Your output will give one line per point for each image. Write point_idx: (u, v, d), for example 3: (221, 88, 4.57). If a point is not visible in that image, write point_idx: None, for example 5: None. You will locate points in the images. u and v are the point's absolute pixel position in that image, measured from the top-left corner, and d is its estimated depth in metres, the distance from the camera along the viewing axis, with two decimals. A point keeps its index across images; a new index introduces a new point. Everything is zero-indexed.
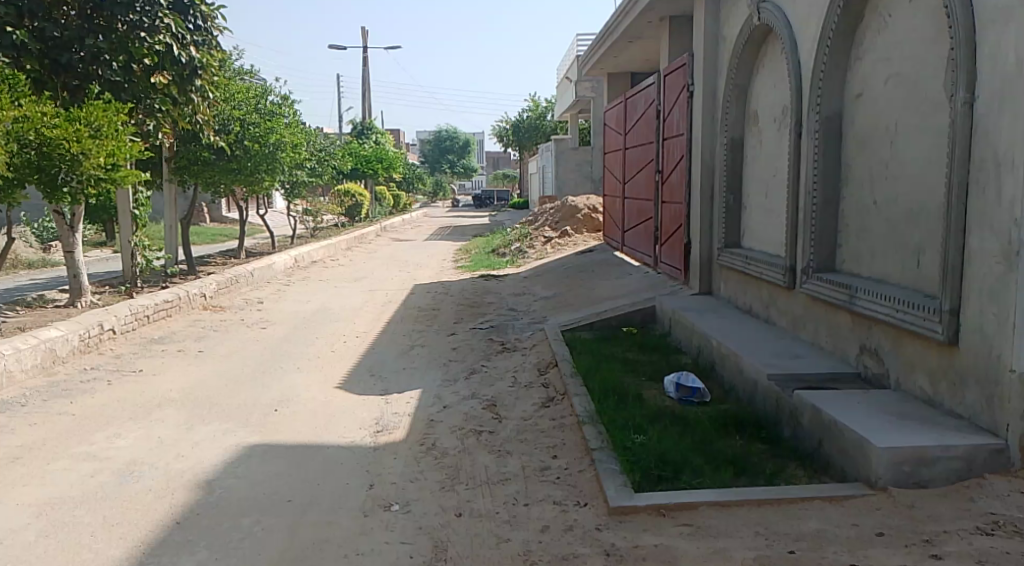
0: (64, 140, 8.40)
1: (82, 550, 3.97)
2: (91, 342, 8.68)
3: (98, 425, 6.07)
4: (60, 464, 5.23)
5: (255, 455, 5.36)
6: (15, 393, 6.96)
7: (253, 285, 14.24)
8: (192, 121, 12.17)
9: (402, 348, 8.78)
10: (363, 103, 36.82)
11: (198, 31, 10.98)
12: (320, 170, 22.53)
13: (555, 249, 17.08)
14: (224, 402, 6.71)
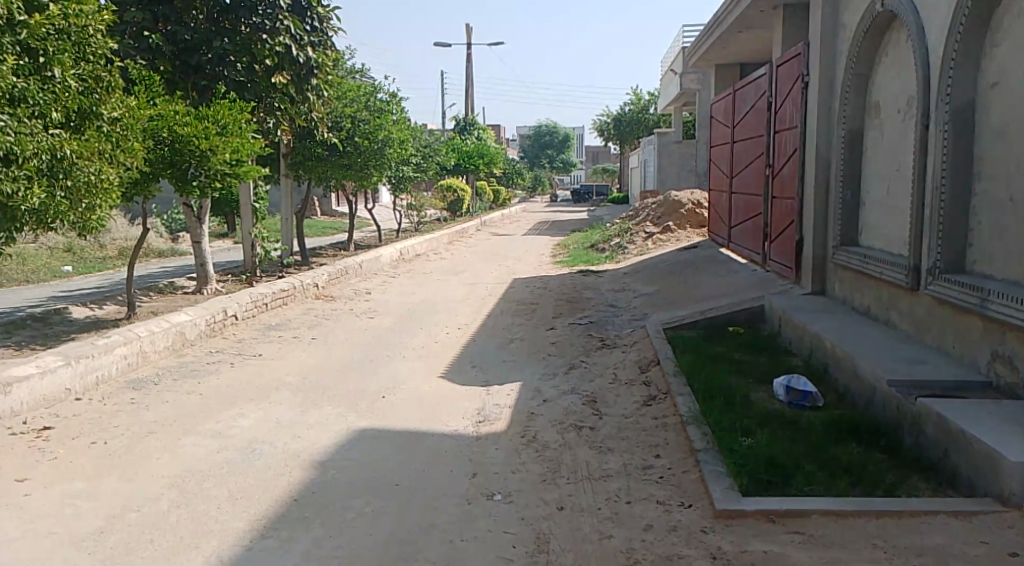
0: (194, 138, 8.94)
1: (209, 520, 4.22)
2: (216, 327, 9.21)
3: (223, 404, 6.44)
4: (189, 439, 5.57)
5: (364, 439, 5.55)
6: (150, 372, 7.47)
7: (361, 277, 14.72)
8: (308, 119, 12.67)
9: (505, 340, 8.87)
10: (466, 100, 37.40)
11: (315, 32, 11.43)
12: (426, 165, 23.01)
13: (657, 244, 16.82)
14: (334, 387, 6.97)
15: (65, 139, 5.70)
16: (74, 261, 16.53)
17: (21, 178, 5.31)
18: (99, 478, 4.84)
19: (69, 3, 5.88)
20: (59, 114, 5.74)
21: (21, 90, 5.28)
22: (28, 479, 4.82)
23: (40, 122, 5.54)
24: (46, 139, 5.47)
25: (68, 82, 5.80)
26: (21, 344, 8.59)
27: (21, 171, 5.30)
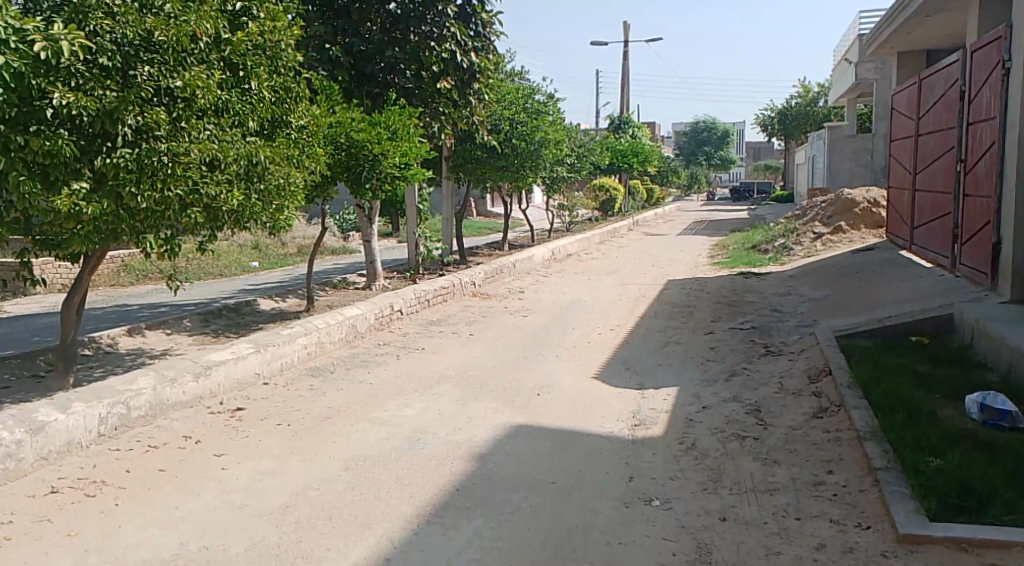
0: (368, 142, 9.50)
1: (381, 503, 4.45)
2: (383, 321, 9.70)
3: (390, 395, 6.77)
4: (361, 426, 5.91)
5: (522, 435, 5.64)
6: (326, 361, 7.98)
7: (516, 276, 14.99)
8: (470, 123, 13.05)
9: (662, 343, 8.72)
10: (621, 99, 37.09)
11: (479, 37, 11.71)
12: (580, 165, 23.05)
13: (827, 246, 15.92)
14: (492, 383, 7.14)
15: (260, 146, 6.20)
16: (259, 257, 17.98)
17: (223, 182, 5.80)
18: (284, 457, 5.23)
19: (265, 21, 6.48)
20: (255, 123, 6.28)
21: (223, 100, 5.89)
22: (224, 454, 5.29)
23: (239, 130, 6.08)
24: (244, 146, 5.98)
25: (263, 93, 6.34)
26: (216, 332, 9.46)
27: (224, 176, 5.79)
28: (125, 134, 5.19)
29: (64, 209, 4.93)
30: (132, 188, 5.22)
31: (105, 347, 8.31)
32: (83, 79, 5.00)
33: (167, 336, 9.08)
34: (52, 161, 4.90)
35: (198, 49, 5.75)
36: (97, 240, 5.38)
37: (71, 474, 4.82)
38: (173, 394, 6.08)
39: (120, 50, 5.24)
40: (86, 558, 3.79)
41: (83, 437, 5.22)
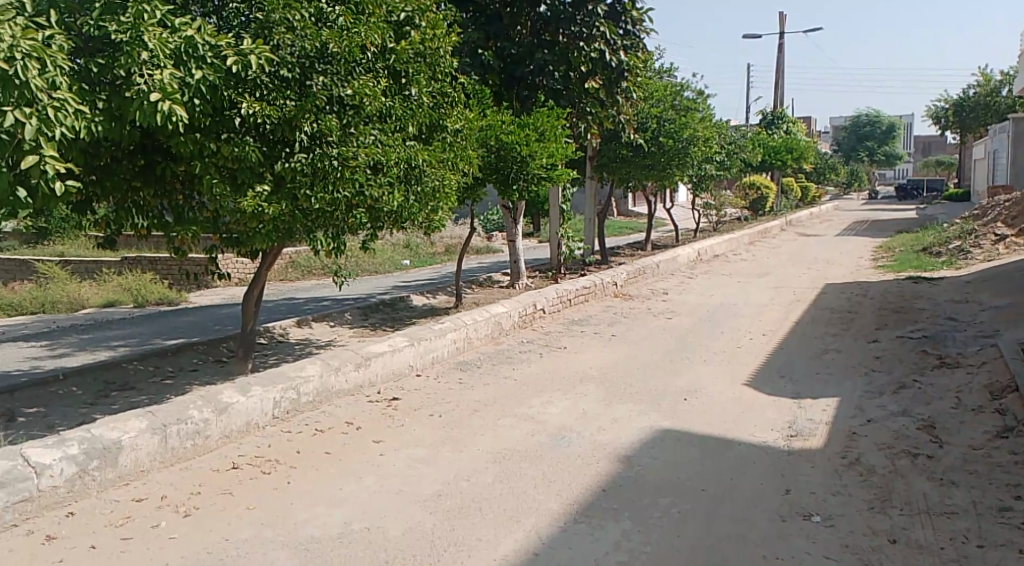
0: (517, 144, 9.67)
1: (529, 498, 4.53)
2: (527, 319, 9.84)
3: (536, 392, 6.87)
4: (507, 421, 6.03)
5: (670, 440, 5.55)
6: (473, 356, 8.22)
7: (659, 277, 14.78)
8: (617, 122, 12.99)
9: (819, 350, 8.31)
10: (776, 93, 35.54)
11: (628, 35, 11.65)
12: (729, 163, 22.32)
13: (1009, 249, 14.58)
14: (637, 385, 7.08)
15: (418, 149, 6.47)
16: (410, 255, 18.74)
17: (385, 184, 6.07)
18: (437, 447, 5.42)
19: (426, 29, 6.75)
20: (415, 128, 6.55)
21: (388, 107, 6.19)
22: (382, 441, 5.57)
23: (400, 135, 6.35)
24: (404, 149, 6.27)
25: (422, 98, 6.61)
26: (373, 325, 9.96)
27: (385, 178, 6.07)
28: (301, 140, 5.61)
29: (248, 209, 5.41)
30: (307, 191, 5.62)
31: (276, 336, 8.96)
32: (267, 90, 5.42)
33: (329, 328, 9.66)
34: (239, 166, 5.37)
35: (367, 59, 6.09)
36: (275, 239, 5.83)
37: (249, 452, 5.24)
38: (336, 382, 6.46)
39: (300, 63, 5.62)
40: (262, 530, 4.11)
41: (259, 418, 5.66)
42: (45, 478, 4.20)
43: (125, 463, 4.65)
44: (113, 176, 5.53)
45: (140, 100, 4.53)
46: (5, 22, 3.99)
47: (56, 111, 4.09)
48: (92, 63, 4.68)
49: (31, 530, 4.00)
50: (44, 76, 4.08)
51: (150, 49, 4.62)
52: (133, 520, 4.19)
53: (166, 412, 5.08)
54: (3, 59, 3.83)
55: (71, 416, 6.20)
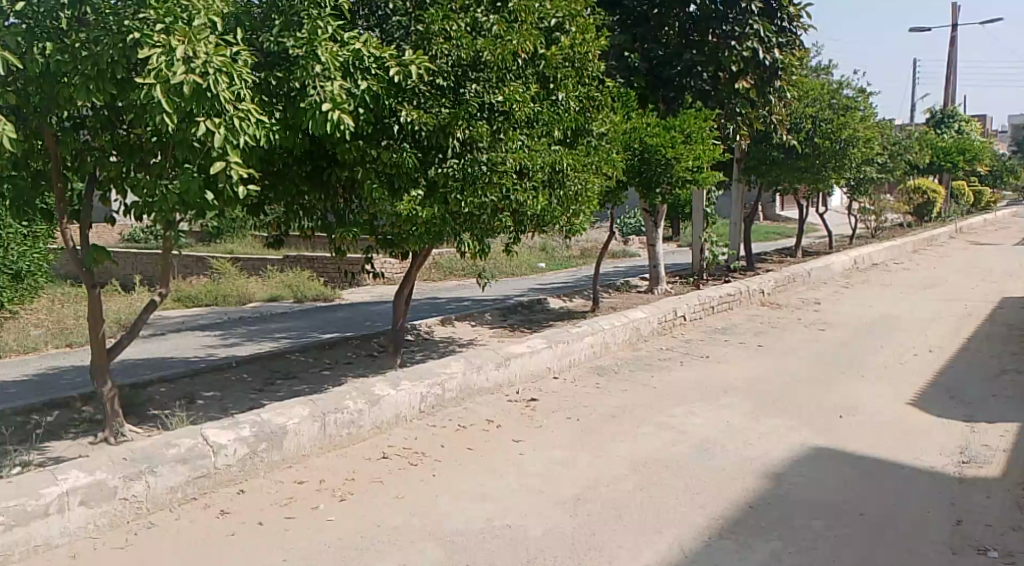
0: (662, 147, 9.52)
1: (671, 509, 4.46)
2: (667, 325, 9.68)
3: (677, 400, 6.75)
4: (649, 428, 5.97)
5: (823, 458, 5.30)
6: (611, 361, 8.19)
7: (810, 286, 14.10)
8: (768, 123, 12.52)
9: (993, 370, 7.64)
10: (947, 90, 32.91)
11: (783, 32, 11.29)
12: (892, 164, 20.92)
13: None
14: (786, 398, 6.80)
15: (563, 154, 6.51)
16: (547, 258, 18.90)
17: (530, 188, 6.16)
18: (577, 451, 5.45)
19: (576, 34, 6.81)
20: (560, 132, 6.60)
21: (537, 112, 6.27)
22: (523, 440, 5.66)
23: (547, 140, 6.43)
24: (549, 154, 6.33)
25: (569, 104, 6.65)
26: (512, 327, 10.14)
27: (531, 183, 6.15)
28: (454, 146, 5.79)
29: (403, 213, 5.66)
30: (457, 195, 5.79)
31: (422, 334, 9.29)
32: (424, 98, 5.66)
33: (471, 328, 9.93)
34: (396, 171, 5.64)
35: (518, 67, 6.22)
36: (426, 241, 6.08)
37: (398, 443, 5.49)
38: (478, 380, 6.62)
39: (454, 71, 5.83)
40: (411, 519, 4.30)
41: (407, 411, 5.91)
42: (221, 456, 4.58)
43: (289, 447, 4.99)
44: (284, 180, 5.97)
45: (314, 110, 4.90)
46: (201, 40, 4.40)
47: (240, 120, 4.47)
48: (271, 76, 5.06)
49: (208, 504, 4.38)
50: (233, 89, 4.46)
51: (323, 62, 4.94)
52: (296, 501, 4.50)
53: (325, 401, 5.40)
54: (199, 74, 4.24)
55: (239, 400, 6.73)
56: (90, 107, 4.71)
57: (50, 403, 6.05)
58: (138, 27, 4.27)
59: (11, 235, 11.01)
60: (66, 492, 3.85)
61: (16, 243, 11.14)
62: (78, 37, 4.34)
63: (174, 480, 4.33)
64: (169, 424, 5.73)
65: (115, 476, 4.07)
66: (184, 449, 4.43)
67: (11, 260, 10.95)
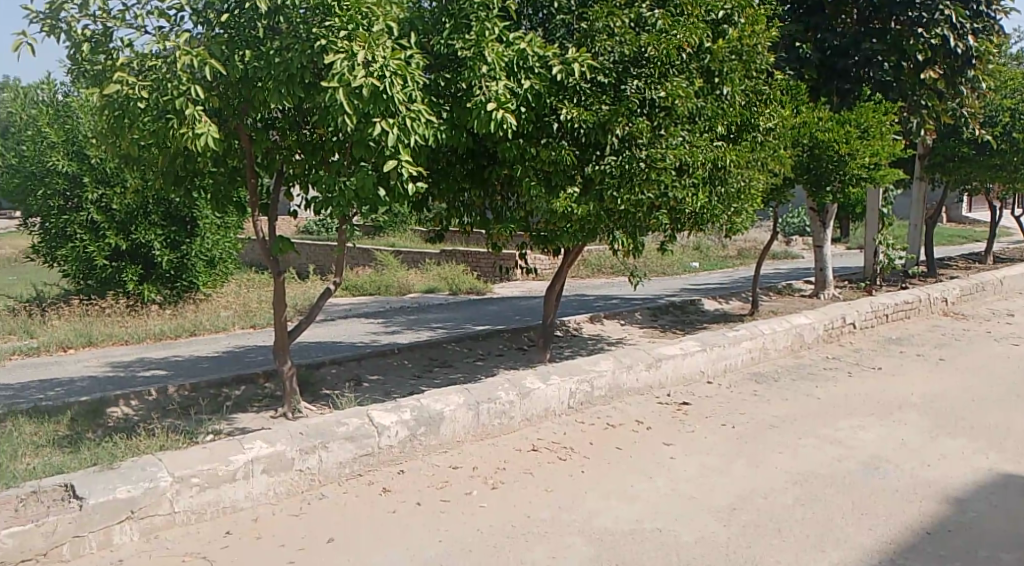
0: (835, 142, 9.01)
1: (835, 528, 4.23)
2: (834, 333, 9.16)
3: (843, 413, 6.38)
4: (811, 441, 5.69)
5: (1012, 487, 4.83)
6: (771, 368, 7.86)
7: (1001, 296, 12.83)
8: (956, 115, 11.55)
9: None
10: None
11: (979, 17, 10.40)
12: None
13: None
14: (969, 419, 6.25)
15: (726, 150, 6.31)
16: (704, 258, 18.41)
17: (689, 186, 6.01)
18: (730, 459, 5.29)
19: (745, 26, 6.60)
20: (724, 128, 6.40)
21: (700, 107, 6.11)
22: (675, 444, 5.57)
23: (709, 135, 6.26)
24: (712, 150, 6.15)
25: (734, 98, 6.43)
26: (664, 327, 9.98)
27: (690, 180, 6.00)
28: (612, 143, 5.75)
29: (559, 210, 5.72)
30: (614, 192, 5.75)
31: (573, 330, 9.34)
32: (585, 96, 5.69)
33: (621, 327, 9.86)
34: (554, 169, 5.70)
35: (682, 61, 6.09)
36: (580, 238, 6.13)
37: (548, 437, 5.56)
38: (630, 380, 6.58)
39: (616, 68, 5.81)
40: (561, 513, 4.35)
41: (557, 407, 5.97)
42: (384, 437, 4.84)
43: (445, 433, 5.19)
44: (448, 178, 6.19)
45: (479, 109, 5.06)
46: (379, 45, 4.68)
47: (411, 120, 4.70)
48: (440, 78, 5.29)
49: (371, 481, 4.65)
50: (405, 90, 4.70)
51: (489, 62, 5.10)
52: (451, 485, 4.68)
53: (479, 390, 5.57)
54: (376, 77, 4.52)
55: (400, 386, 7.08)
56: (279, 109, 5.11)
57: (237, 378, 6.65)
58: (323, 35, 4.59)
59: (208, 226, 12.01)
60: (250, 461, 4.22)
61: (212, 233, 12.16)
62: (272, 44, 4.72)
63: (342, 457, 4.63)
64: (338, 404, 6.14)
65: (292, 448, 4.41)
66: (352, 428, 4.73)
67: (206, 248, 12.00)
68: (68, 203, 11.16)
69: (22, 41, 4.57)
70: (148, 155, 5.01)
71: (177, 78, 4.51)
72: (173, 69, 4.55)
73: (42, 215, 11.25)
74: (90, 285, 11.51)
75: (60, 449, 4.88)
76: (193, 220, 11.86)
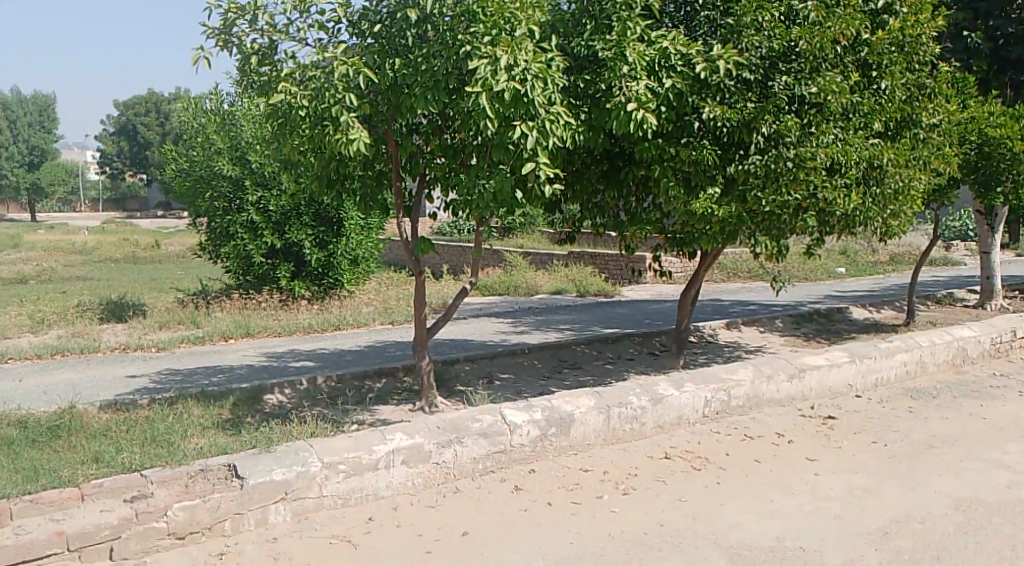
0: (1008, 139, 8.25)
1: (1003, 560, 3.88)
2: (1002, 347, 8.42)
3: (1012, 436, 5.85)
4: (975, 464, 5.25)
5: None
6: (928, 384, 7.32)
7: None
8: None
9: None
10: None
11: None
12: None
13: None
14: None
15: (884, 148, 5.93)
16: (851, 264, 17.43)
17: (841, 186, 5.70)
18: (881, 479, 4.96)
19: (908, 16, 6.19)
20: (881, 124, 6.02)
21: (855, 103, 5.78)
22: (819, 460, 5.30)
23: (864, 133, 5.90)
24: (867, 149, 5.80)
25: (893, 93, 6.03)
26: (808, 336, 9.52)
27: (842, 180, 5.69)
28: (757, 141, 5.54)
29: (699, 211, 5.55)
30: (758, 193, 5.55)
31: (709, 335, 9.09)
32: (730, 94, 5.51)
33: (760, 334, 9.49)
34: (694, 169, 5.57)
35: (837, 54, 5.77)
36: (719, 241, 5.93)
37: (681, 445, 5.44)
38: (770, 390, 6.32)
39: (763, 64, 5.60)
40: (695, 524, 4.24)
41: (692, 414, 5.82)
42: (517, 435, 4.89)
43: (577, 435, 5.19)
44: (583, 179, 6.18)
45: (619, 110, 5.00)
46: (521, 49, 4.73)
47: (550, 122, 4.72)
48: (579, 79, 5.29)
49: (503, 478, 4.71)
50: (546, 93, 4.73)
51: (630, 62, 5.03)
52: (583, 488, 4.66)
53: (613, 394, 5.53)
54: (518, 81, 4.58)
55: (532, 385, 7.14)
56: (424, 115, 5.28)
57: (379, 371, 6.94)
58: (469, 40, 4.69)
59: (353, 227, 12.64)
60: (392, 451, 4.39)
61: (356, 234, 12.78)
62: (419, 52, 4.92)
63: (476, 453, 4.72)
64: (472, 401, 6.27)
65: (430, 441, 4.54)
66: (486, 424, 4.81)
67: (351, 247, 12.62)
68: (230, 204, 12.03)
69: (200, 54, 4.95)
70: (304, 159, 5.32)
71: (334, 87, 4.76)
72: (330, 79, 4.80)
73: (208, 215, 12.18)
74: (248, 280, 12.36)
75: (223, 431, 5.26)
76: (340, 221, 12.49)
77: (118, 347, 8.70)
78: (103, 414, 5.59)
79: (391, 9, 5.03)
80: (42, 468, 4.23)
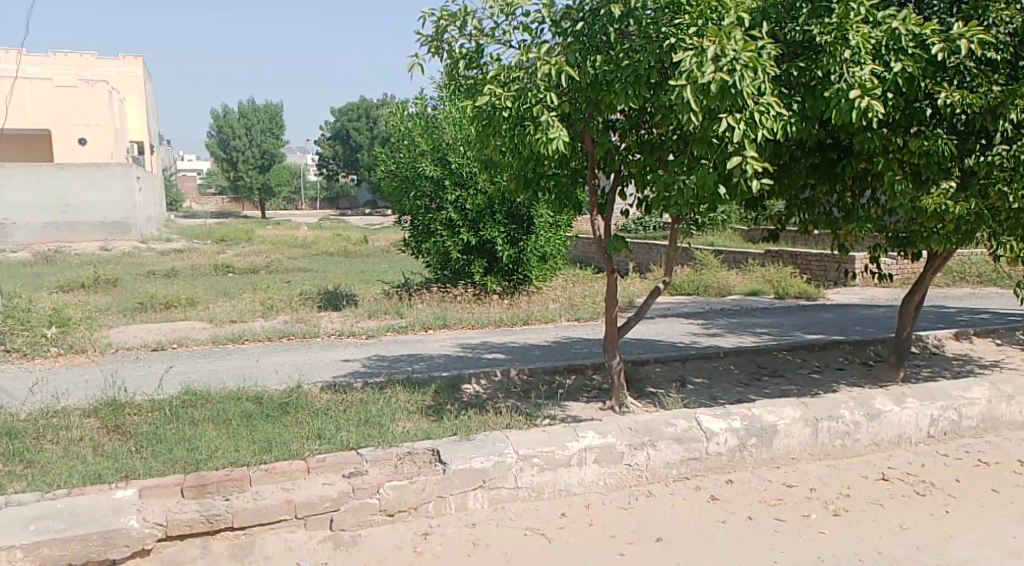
0: None
1: None
2: None
3: None
4: None
5: None
6: None
7: None
8: None
9: None
10: None
11: None
12: None
13: None
14: None
15: None
16: None
17: None
18: None
19: None
20: None
21: None
22: None
23: None
24: None
25: None
26: None
27: None
28: (1004, 129, 4.98)
29: (930, 207, 5.01)
30: (1002, 187, 5.01)
31: (932, 346, 8.26)
32: (970, 76, 4.98)
33: (995, 347, 8.47)
34: (925, 161, 5.03)
35: None
36: (951, 241, 5.33)
37: (900, 466, 4.97)
38: (1010, 411, 5.61)
39: (1013, 42, 5.04)
40: (918, 554, 3.85)
41: (914, 433, 5.29)
42: (713, 443, 4.70)
43: (779, 447, 4.88)
44: (792, 173, 5.80)
45: (839, 98, 4.63)
46: (729, 38, 4.47)
47: (760, 115, 4.50)
48: (792, 68, 4.97)
49: (699, 486, 4.54)
50: (755, 83, 4.49)
51: (854, 45, 4.66)
52: (787, 504, 4.39)
53: (821, 405, 5.14)
54: (726, 71, 4.35)
55: (728, 392, 6.86)
56: (622, 111, 5.18)
57: (569, 367, 6.97)
58: (673, 33, 4.63)
59: (542, 224, 12.84)
60: (584, 449, 4.36)
61: (546, 231, 12.97)
62: (621, 47, 4.88)
63: (671, 457, 4.59)
64: (666, 404, 6.12)
65: (622, 442, 4.47)
66: (681, 429, 4.66)
67: (540, 244, 12.84)
68: (432, 203, 12.63)
69: (415, 63, 5.26)
70: (504, 159, 5.42)
71: (536, 87, 4.86)
72: (533, 80, 4.93)
73: (412, 213, 12.85)
74: (445, 275, 12.95)
75: (426, 417, 5.52)
76: (530, 219, 12.74)
77: (333, 333, 9.42)
78: (324, 394, 6.06)
79: (593, 7, 5.02)
80: (274, 440, 4.66)
